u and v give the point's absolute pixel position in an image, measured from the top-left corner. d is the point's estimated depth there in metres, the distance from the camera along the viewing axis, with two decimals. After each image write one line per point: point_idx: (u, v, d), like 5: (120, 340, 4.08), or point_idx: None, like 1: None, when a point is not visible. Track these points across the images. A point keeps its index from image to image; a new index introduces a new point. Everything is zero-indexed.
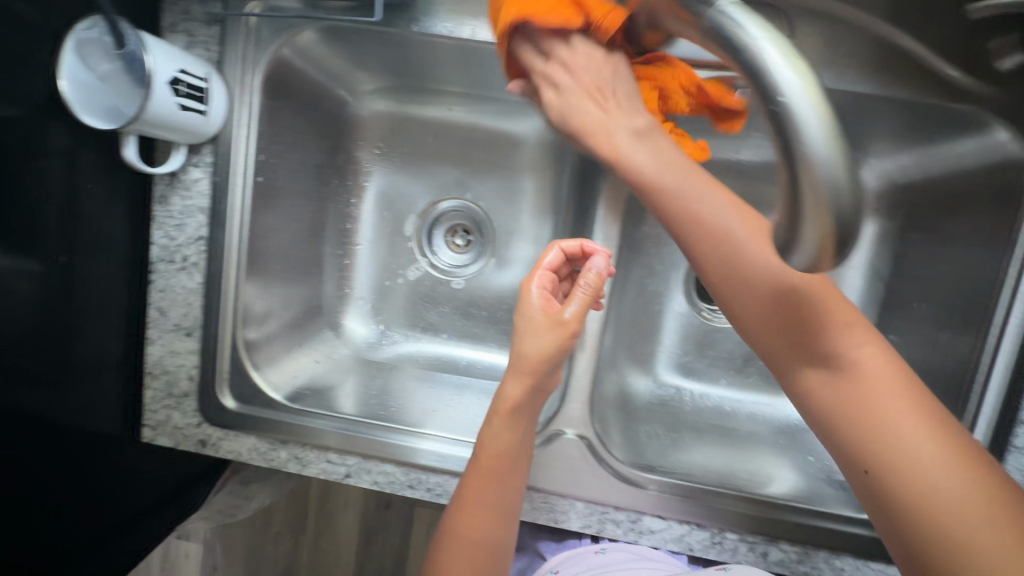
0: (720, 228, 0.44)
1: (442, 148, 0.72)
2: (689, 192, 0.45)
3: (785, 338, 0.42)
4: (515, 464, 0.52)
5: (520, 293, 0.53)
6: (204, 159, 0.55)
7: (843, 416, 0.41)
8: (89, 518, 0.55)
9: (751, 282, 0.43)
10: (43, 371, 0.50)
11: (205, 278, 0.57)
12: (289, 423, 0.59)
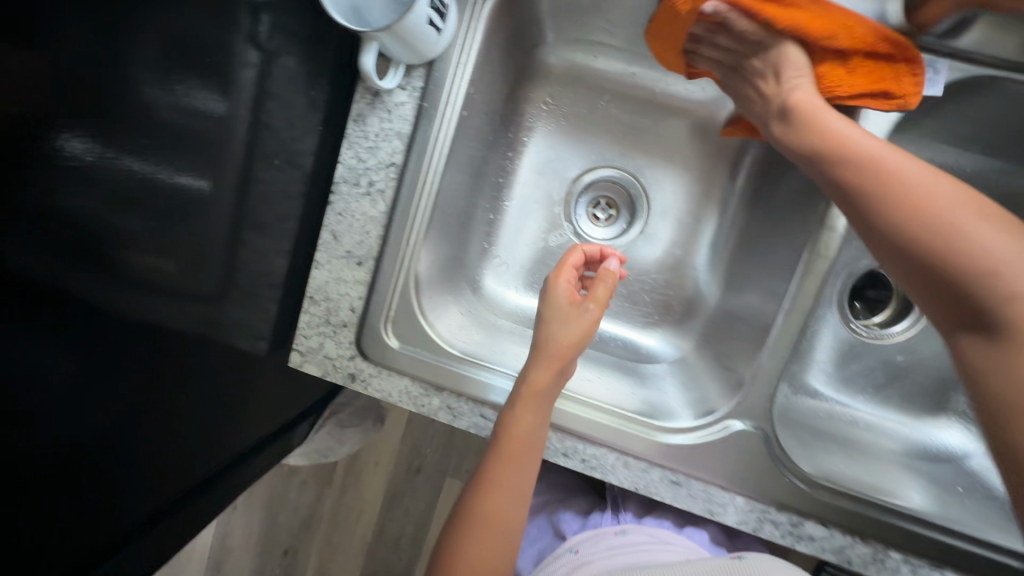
0: (927, 197, 0.42)
1: (613, 114, 0.70)
2: (893, 162, 0.43)
3: (973, 263, 0.39)
4: (534, 452, 0.52)
5: (544, 286, 0.56)
6: (414, 82, 0.52)
7: (994, 348, 0.39)
8: (181, 435, 0.54)
9: (925, 217, 0.41)
10: (181, 281, 0.48)
11: (389, 207, 0.54)
12: (446, 371, 0.56)
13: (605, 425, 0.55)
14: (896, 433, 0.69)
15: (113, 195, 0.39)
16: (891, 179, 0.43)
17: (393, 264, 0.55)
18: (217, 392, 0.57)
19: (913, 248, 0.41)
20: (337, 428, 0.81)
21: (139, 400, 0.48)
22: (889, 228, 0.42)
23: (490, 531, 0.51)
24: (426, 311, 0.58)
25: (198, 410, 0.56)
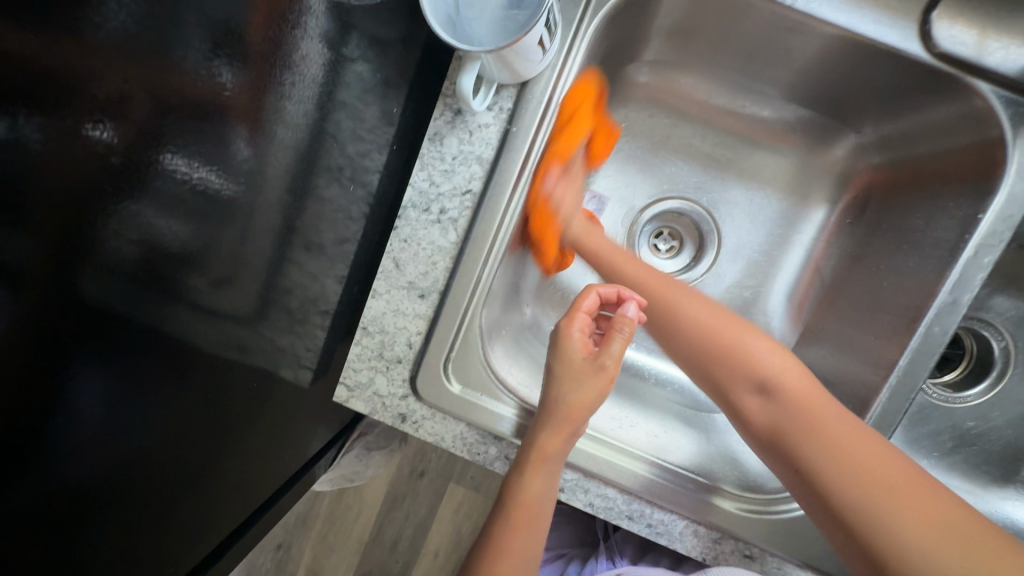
0: (801, 390, 0.47)
1: (693, 142, 0.64)
2: (738, 339, 0.51)
3: (829, 438, 0.44)
4: (541, 512, 0.51)
5: (557, 335, 0.53)
6: (503, 104, 0.47)
7: (850, 498, 0.42)
8: (207, 467, 0.49)
9: (789, 399, 0.47)
10: (226, 305, 0.44)
11: (460, 238, 0.49)
12: (507, 419, 0.51)
13: (677, 490, 0.51)
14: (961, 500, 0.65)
15: (175, 210, 0.36)
16: (734, 348, 0.51)
17: (460, 301, 0.49)
18: (254, 424, 0.53)
19: (784, 421, 0.47)
20: (364, 451, 0.76)
21: (183, 428, 0.45)
22: (770, 418, 0.48)
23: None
24: (490, 353, 0.53)
25: (230, 445, 0.51)
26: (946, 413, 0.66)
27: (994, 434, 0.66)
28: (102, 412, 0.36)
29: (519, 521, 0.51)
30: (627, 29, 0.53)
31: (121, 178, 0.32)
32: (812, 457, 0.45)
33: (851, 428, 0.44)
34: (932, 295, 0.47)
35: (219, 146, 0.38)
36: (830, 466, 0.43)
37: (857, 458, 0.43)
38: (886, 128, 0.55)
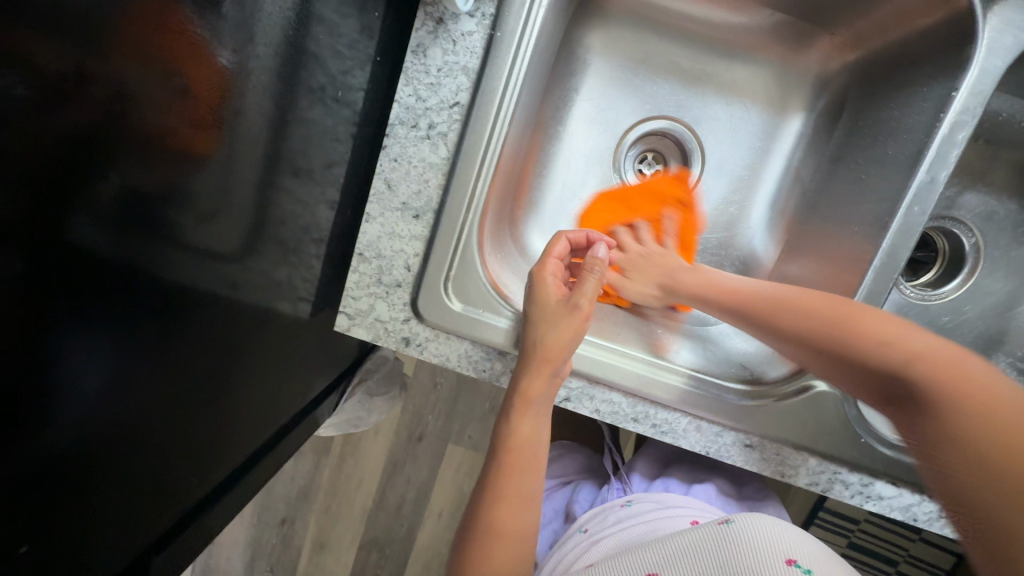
0: (881, 330, 0.45)
1: (673, 59, 0.65)
2: (801, 300, 0.50)
3: (869, 348, 0.45)
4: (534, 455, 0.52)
5: (530, 286, 0.52)
6: (485, 10, 0.46)
7: (946, 437, 0.39)
8: (208, 411, 0.49)
9: (807, 323, 0.48)
10: (217, 241, 0.42)
11: (452, 153, 0.49)
12: (513, 333, 0.52)
13: (679, 388, 0.52)
14: None
15: (157, 147, 0.33)
16: (787, 304, 0.50)
17: (455, 219, 0.49)
18: (257, 363, 0.53)
19: (844, 354, 0.46)
20: (366, 397, 0.77)
21: (183, 380, 0.44)
22: (845, 381, 0.47)
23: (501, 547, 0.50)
24: (488, 271, 0.53)
25: (233, 387, 0.51)
26: (922, 312, 0.70)
27: (968, 326, 0.70)
28: (105, 377, 0.35)
29: (511, 466, 0.51)
30: None
31: (102, 142, 0.29)
32: (884, 364, 0.44)
33: (910, 351, 0.43)
34: (911, 176, 0.49)
35: (199, 96, 0.34)
36: (901, 387, 0.43)
37: (922, 378, 0.42)
38: (860, 26, 0.56)
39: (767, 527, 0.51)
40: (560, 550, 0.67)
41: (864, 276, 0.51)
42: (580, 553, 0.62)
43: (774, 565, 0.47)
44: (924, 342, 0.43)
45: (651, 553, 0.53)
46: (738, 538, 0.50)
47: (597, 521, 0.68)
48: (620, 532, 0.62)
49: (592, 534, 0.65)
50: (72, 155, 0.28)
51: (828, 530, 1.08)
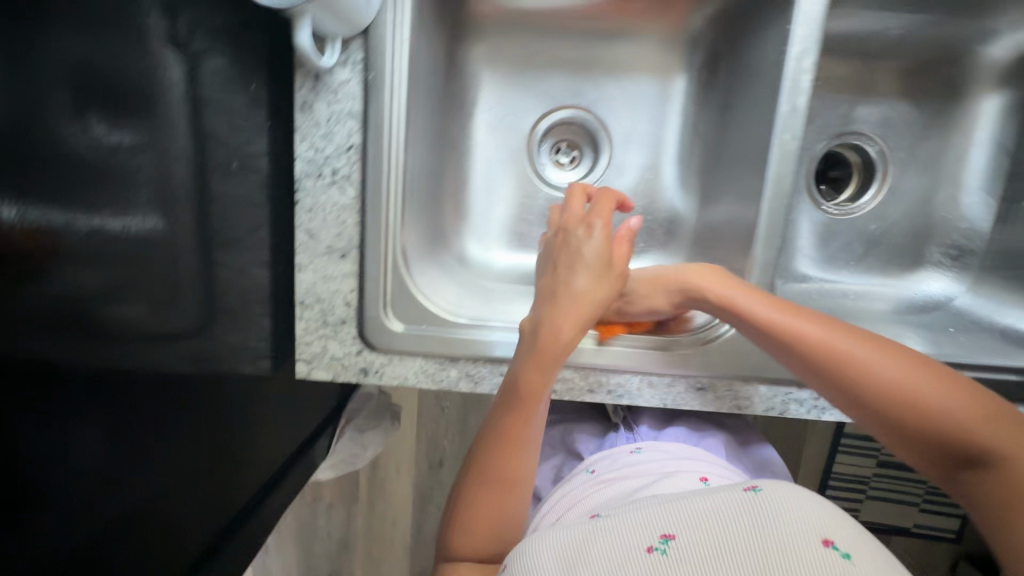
0: (917, 396, 0.47)
1: (558, 55, 0.69)
2: (866, 361, 0.49)
3: (949, 432, 0.46)
4: (532, 437, 0.54)
5: (570, 242, 0.55)
6: (353, 57, 0.50)
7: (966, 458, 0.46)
8: (220, 483, 0.49)
9: (897, 389, 0.48)
10: (183, 319, 0.42)
11: (359, 191, 0.53)
12: (458, 338, 0.56)
13: (620, 351, 0.56)
14: (886, 294, 0.71)
15: (101, 254, 0.33)
16: (796, 317, 0.51)
17: (377, 249, 0.53)
18: (263, 418, 0.55)
19: (896, 405, 0.47)
20: (358, 433, 0.80)
21: (213, 440, 0.47)
22: (897, 374, 0.48)
23: (479, 522, 0.52)
24: (422, 286, 0.57)
25: (235, 456, 0.51)
26: (851, 226, 0.73)
27: (896, 228, 0.73)
28: (108, 485, 0.36)
29: (508, 447, 0.53)
30: None
31: (48, 262, 0.30)
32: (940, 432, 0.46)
33: (970, 405, 0.46)
34: (777, 108, 0.52)
35: (123, 193, 0.35)
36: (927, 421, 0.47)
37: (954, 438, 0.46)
38: None
39: (807, 509, 0.44)
40: (563, 487, 0.71)
41: (762, 209, 0.54)
42: (591, 493, 0.65)
43: (813, 549, 0.40)
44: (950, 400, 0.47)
45: (664, 514, 0.46)
46: (774, 516, 0.43)
47: (603, 464, 0.72)
48: (633, 480, 0.65)
49: (602, 479, 0.68)
50: (73, 284, 0.31)
51: (854, 453, 1.10)
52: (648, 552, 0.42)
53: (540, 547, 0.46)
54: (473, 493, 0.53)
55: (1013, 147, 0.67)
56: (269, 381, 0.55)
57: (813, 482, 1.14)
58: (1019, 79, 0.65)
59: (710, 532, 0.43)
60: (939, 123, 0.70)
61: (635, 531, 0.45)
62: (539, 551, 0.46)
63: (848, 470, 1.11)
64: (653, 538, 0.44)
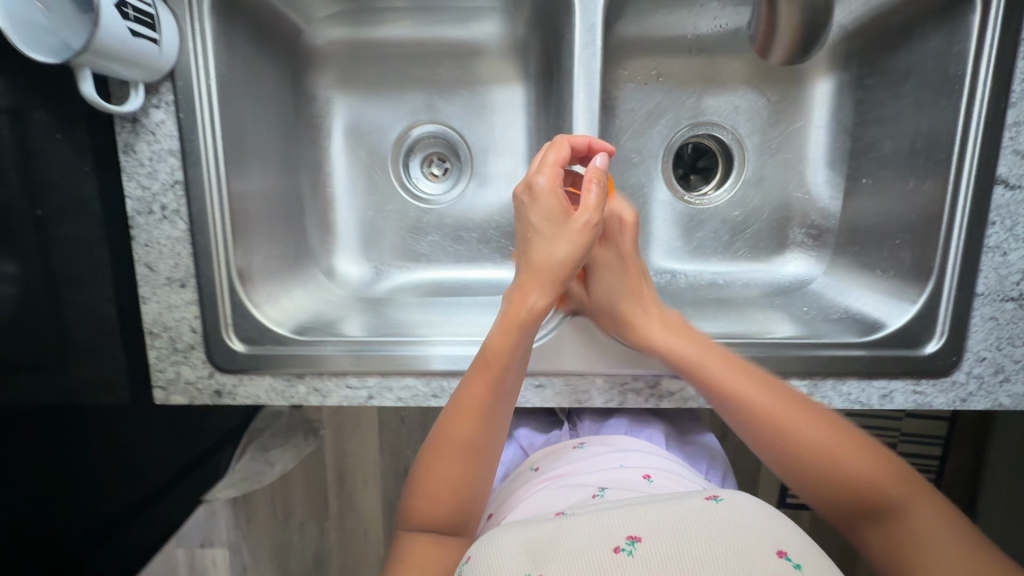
0: (774, 415, 0.50)
1: (406, 75, 0.71)
2: (742, 391, 0.51)
3: (860, 484, 0.46)
4: (499, 415, 0.53)
5: (540, 205, 0.55)
6: (164, 98, 0.53)
7: (881, 540, 0.45)
8: (113, 494, 0.57)
9: (814, 444, 0.48)
10: (47, 355, 0.49)
11: (189, 223, 0.56)
12: (301, 355, 0.58)
13: (456, 355, 0.58)
14: (753, 280, 0.72)
15: None
16: (694, 367, 0.53)
17: (212, 276, 0.56)
18: (150, 438, 0.61)
19: (799, 449, 0.49)
20: (261, 450, 0.83)
21: (90, 455, 0.53)
22: (763, 398, 0.51)
23: (440, 487, 0.51)
24: (267, 305, 0.60)
25: (130, 469, 0.58)
26: (717, 215, 0.73)
27: (757, 213, 0.73)
28: None
29: (475, 423, 0.52)
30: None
31: None
32: (821, 484, 0.48)
33: (843, 450, 0.48)
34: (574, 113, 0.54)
35: None
36: (808, 477, 0.48)
37: (851, 488, 0.47)
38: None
39: (760, 521, 0.45)
40: (509, 484, 0.68)
41: None
42: (538, 493, 0.60)
43: (769, 562, 0.41)
44: (861, 459, 0.47)
45: (633, 515, 0.46)
46: (718, 520, 0.44)
47: (547, 459, 0.68)
48: (576, 476, 0.61)
49: (548, 476, 0.63)
50: None
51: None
52: (615, 553, 0.42)
53: (502, 546, 0.45)
54: (433, 467, 0.52)
55: (852, 125, 0.67)
56: (131, 408, 0.58)
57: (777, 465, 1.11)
58: (851, 58, 0.66)
59: (676, 534, 0.43)
60: (784, 104, 0.70)
61: (602, 531, 0.44)
62: (497, 549, 0.45)
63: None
64: (619, 539, 0.43)
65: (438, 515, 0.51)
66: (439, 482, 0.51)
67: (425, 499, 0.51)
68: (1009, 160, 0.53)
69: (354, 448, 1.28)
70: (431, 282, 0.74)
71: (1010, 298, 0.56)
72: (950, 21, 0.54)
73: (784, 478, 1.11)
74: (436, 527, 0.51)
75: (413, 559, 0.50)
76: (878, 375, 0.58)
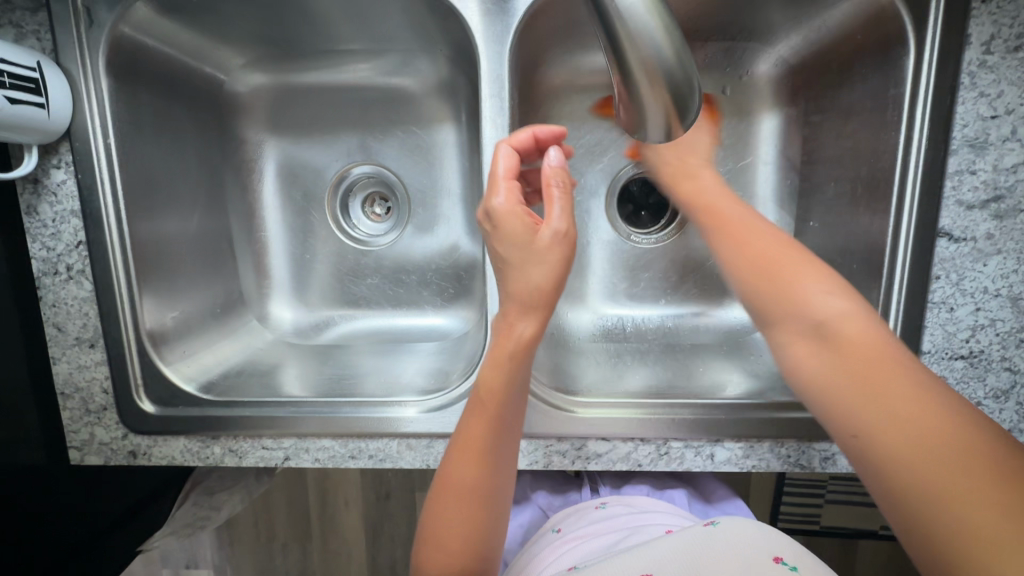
0: (848, 341, 0.41)
1: (336, 117, 0.69)
2: (795, 283, 0.44)
3: (913, 433, 0.36)
4: (505, 455, 0.47)
5: (502, 222, 0.43)
6: (64, 158, 0.52)
7: (862, 436, 0.38)
8: (31, 555, 0.55)
9: (834, 359, 0.41)
10: None
11: (95, 283, 0.55)
12: (215, 416, 0.57)
13: (372, 415, 0.56)
14: (700, 324, 0.69)
15: None
16: (755, 256, 0.47)
17: (119, 336, 0.55)
18: (71, 497, 0.60)
19: (838, 360, 0.41)
20: (206, 495, 0.79)
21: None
22: (818, 364, 0.42)
23: (450, 537, 0.46)
24: (182, 361, 0.59)
25: (50, 528, 0.57)
26: (663, 255, 0.70)
27: (705, 254, 0.69)
28: None
29: (481, 467, 0.46)
30: (174, 52, 0.57)
31: None
32: (820, 375, 0.42)
33: (916, 405, 0.36)
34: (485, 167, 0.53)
35: None
36: (862, 418, 0.38)
37: (888, 406, 0.37)
38: (446, 39, 0.60)
39: (756, 540, 0.47)
40: (527, 553, 0.59)
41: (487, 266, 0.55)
42: (560, 559, 0.54)
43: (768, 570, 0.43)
44: (903, 381, 0.38)
45: (640, 558, 0.47)
46: (720, 546, 0.46)
47: (569, 521, 0.61)
48: (607, 537, 0.55)
49: (572, 537, 0.57)
50: None
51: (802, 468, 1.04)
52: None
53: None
54: (441, 514, 0.47)
55: (799, 163, 0.64)
56: (46, 470, 0.57)
57: (765, 499, 1.06)
58: (795, 95, 0.62)
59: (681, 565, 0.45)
60: (731, 135, 0.65)
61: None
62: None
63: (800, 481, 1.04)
64: None
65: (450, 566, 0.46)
66: (447, 534, 0.46)
67: (435, 549, 0.46)
68: (951, 212, 0.50)
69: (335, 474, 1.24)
70: (373, 328, 0.71)
71: (959, 356, 0.52)
72: (888, 61, 0.50)
73: (774, 510, 1.06)
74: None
75: None
76: (818, 437, 0.55)
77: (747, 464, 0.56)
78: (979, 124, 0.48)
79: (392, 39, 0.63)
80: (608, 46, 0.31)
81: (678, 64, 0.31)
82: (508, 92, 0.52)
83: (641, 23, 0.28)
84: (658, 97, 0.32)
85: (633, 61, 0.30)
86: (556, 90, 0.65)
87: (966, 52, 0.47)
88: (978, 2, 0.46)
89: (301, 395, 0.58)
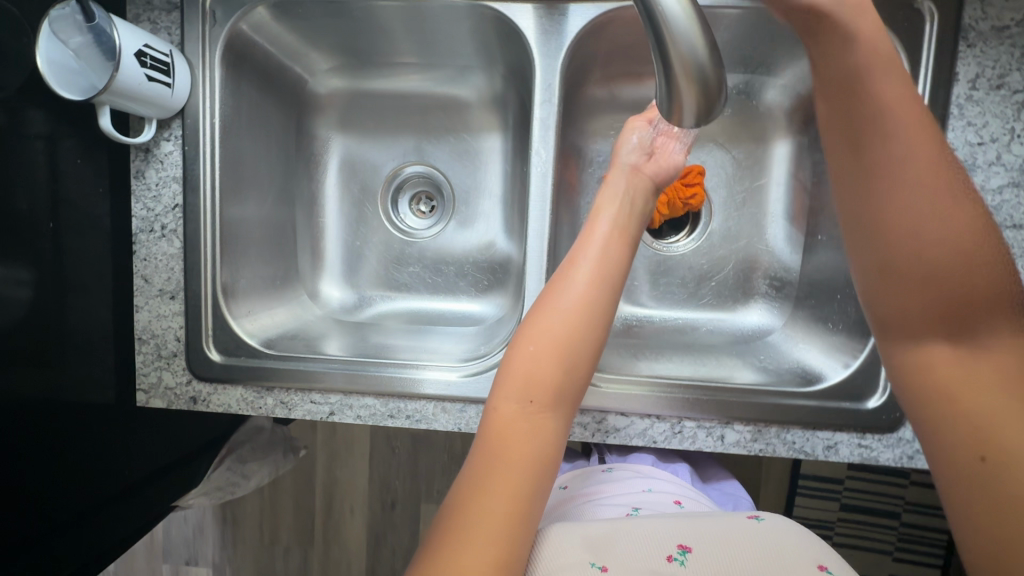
0: (946, 229, 0.46)
1: (398, 121, 0.78)
2: (916, 147, 0.46)
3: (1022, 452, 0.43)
4: (615, 273, 0.52)
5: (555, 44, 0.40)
6: (174, 132, 0.61)
7: (984, 473, 0.44)
8: (94, 481, 0.61)
9: (929, 235, 0.46)
10: (48, 345, 0.55)
11: (183, 242, 0.63)
12: (272, 368, 0.63)
13: (413, 378, 0.62)
14: (717, 327, 0.74)
15: None
16: (869, 178, 0.47)
17: (197, 290, 0.63)
18: (133, 436, 0.66)
19: (935, 247, 0.45)
20: (238, 462, 0.83)
21: (62, 449, 0.57)
22: (936, 227, 0.45)
23: (544, 365, 0.49)
24: (245, 320, 0.66)
25: (111, 461, 0.62)
26: (684, 262, 0.76)
27: (722, 264, 0.75)
28: None
29: (575, 338, 0.50)
30: (272, 54, 0.67)
31: None
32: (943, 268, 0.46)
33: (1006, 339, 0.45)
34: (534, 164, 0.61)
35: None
36: (980, 435, 0.45)
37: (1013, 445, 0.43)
38: (504, 58, 0.69)
39: (792, 540, 0.51)
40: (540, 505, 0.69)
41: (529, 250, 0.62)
42: (578, 510, 0.63)
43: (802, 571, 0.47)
44: None
45: (679, 525, 0.53)
46: (756, 536, 0.51)
47: (579, 480, 0.69)
48: (617, 496, 0.63)
49: (580, 494, 0.66)
50: None
51: (816, 494, 1.04)
52: (670, 561, 0.49)
53: (566, 534, 0.52)
54: (531, 353, 0.50)
55: (809, 184, 0.71)
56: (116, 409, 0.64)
57: None
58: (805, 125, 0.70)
59: (723, 550, 0.50)
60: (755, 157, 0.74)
61: (658, 537, 0.51)
62: (562, 538, 0.51)
63: (811, 507, 1.05)
64: (672, 547, 0.50)
65: (532, 388, 0.49)
66: (534, 366, 0.50)
67: (524, 370, 0.50)
68: None
69: (345, 477, 1.24)
70: (412, 312, 0.78)
71: None
72: None
73: None
74: (527, 398, 0.49)
75: (509, 449, 0.48)
76: (822, 424, 0.59)
77: (754, 447, 0.60)
78: (967, 149, 0.55)
79: (456, 56, 0.72)
80: (656, 52, 0.38)
81: (711, 69, 0.38)
82: (556, 100, 0.61)
83: (682, 34, 0.36)
84: (693, 94, 0.39)
85: (675, 63, 0.37)
86: (595, 108, 0.73)
87: (955, 87, 0.54)
88: (964, 47, 0.54)
89: (347, 355, 0.65)
